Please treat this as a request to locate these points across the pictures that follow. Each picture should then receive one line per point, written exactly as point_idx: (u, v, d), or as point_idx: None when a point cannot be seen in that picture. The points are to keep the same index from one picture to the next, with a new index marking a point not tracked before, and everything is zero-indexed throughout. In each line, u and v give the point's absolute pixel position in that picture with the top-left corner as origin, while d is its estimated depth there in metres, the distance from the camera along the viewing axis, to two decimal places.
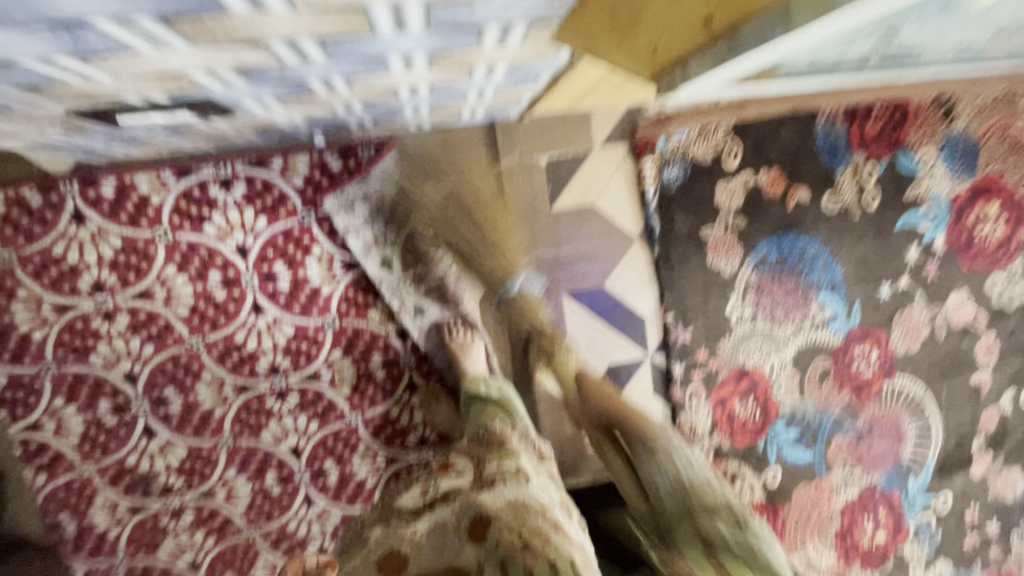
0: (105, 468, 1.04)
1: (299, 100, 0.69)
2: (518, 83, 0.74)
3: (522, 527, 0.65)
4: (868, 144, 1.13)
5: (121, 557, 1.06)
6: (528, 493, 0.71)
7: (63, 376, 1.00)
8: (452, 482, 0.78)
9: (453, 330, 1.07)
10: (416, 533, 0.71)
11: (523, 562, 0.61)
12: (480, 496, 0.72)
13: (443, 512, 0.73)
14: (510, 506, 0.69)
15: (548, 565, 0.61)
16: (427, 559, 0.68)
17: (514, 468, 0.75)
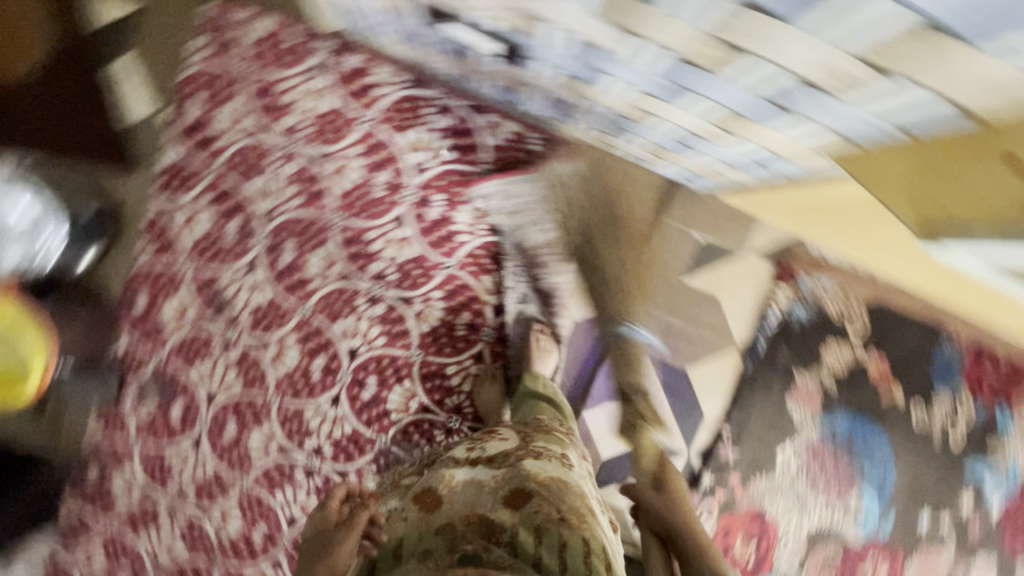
0: (200, 273, 1.12)
1: (572, 83, 0.78)
2: (746, 167, 0.81)
3: (561, 504, 0.70)
4: (977, 385, 1.15)
5: (161, 354, 1.14)
6: (569, 476, 0.75)
7: (220, 183, 1.10)
8: (497, 446, 0.79)
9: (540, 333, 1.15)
10: (455, 479, 0.76)
11: (558, 534, 0.66)
12: (522, 462, 0.74)
13: (482, 471, 0.76)
14: (550, 482, 0.72)
15: (582, 541, 0.67)
16: (460, 506, 0.72)
17: (559, 450, 0.78)
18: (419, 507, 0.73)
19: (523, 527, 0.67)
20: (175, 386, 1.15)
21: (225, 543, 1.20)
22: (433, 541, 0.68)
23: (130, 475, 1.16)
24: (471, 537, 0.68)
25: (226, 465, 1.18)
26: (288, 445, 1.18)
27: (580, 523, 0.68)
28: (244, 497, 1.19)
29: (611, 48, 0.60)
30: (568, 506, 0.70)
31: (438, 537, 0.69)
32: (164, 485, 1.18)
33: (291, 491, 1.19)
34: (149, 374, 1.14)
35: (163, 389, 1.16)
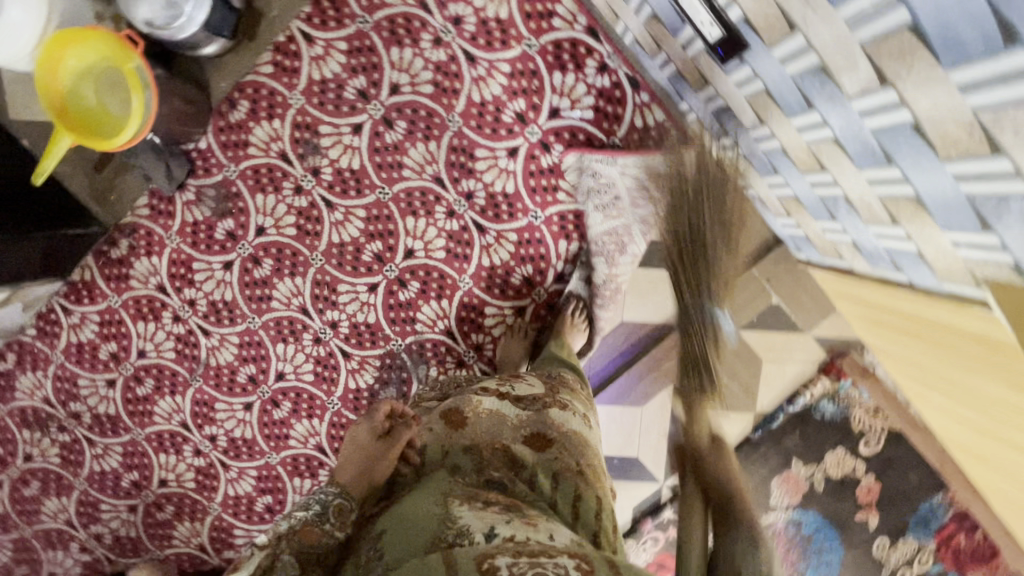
0: (306, 112, 1.11)
1: (763, 103, 0.76)
2: (875, 255, 0.81)
3: (580, 458, 0.72)
4: (947, 547, 1.16)
5: (235, 169, 1.14)
6: (588, 435, 0.77)
7: (364, 37, 1.08)
8: (526, 389, 0.80)
9: (576, 310, 1.12)
10: (481, 405, 0.76)
11: (575, 483, 0.68)
12: (549, 410, 0.77)
13: (509, 408, 0.77)
14: (573, 436, 0.74)
15: (595, 499, 0.68)
16: (484, 433, 0.73)
17: (582, 412, 0.80)
18: (445, 423, 0.74)
19: (542, 469, 0.69)
20: (232, 205, 1.15)
21: (212, 367, 1.22)
22: (462, 459, 0.70)
23: (154, 264, 1.18)
24: (500, 464, 0.69)
25: (244, 299, 1.19)
26: (309, 308, 1.19)
27: (594, 481, 0.70)
28: (246, 334, 1.20)
29: (844, 86, 0.59)
30: (590, 475, 0.71)
31: (465, 455, 0.70)
32: (180, 289, 1.19)
33: (292, 349, 1.20)
34: (213, 183, 1.15)
35: (220, 202, 1.15)
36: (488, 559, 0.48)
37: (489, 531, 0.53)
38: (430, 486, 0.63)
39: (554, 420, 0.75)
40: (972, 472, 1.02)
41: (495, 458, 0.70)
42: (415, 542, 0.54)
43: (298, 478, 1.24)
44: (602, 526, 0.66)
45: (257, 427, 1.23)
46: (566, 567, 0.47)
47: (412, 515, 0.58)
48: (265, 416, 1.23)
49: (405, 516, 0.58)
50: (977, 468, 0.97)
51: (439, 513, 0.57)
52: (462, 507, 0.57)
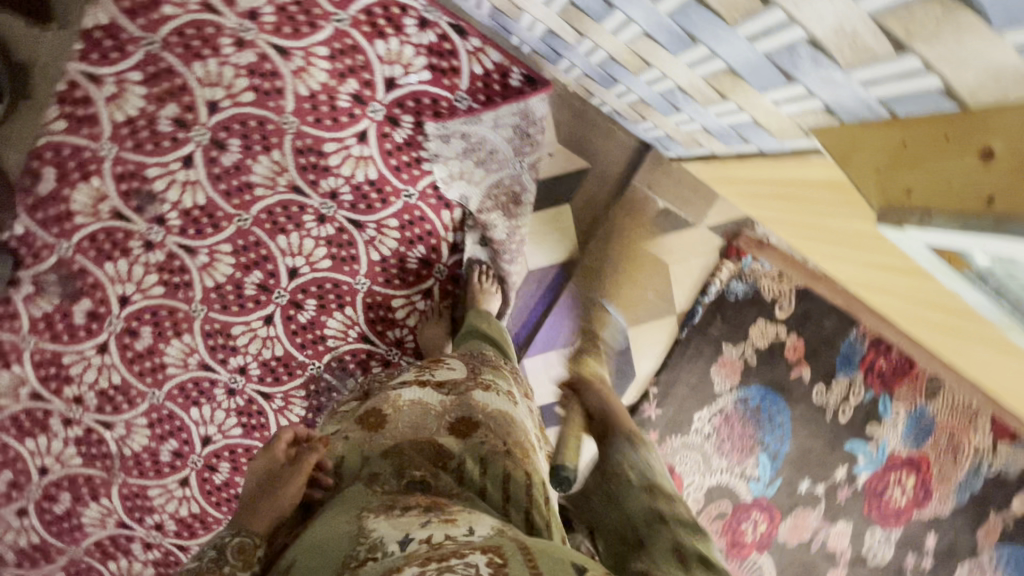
0: (123, 160, 0.99)
1: (576, 17, 0.75)
2: (724, 135, 0.83)
3: (507, 437, 0.71)
4: (871, 373, 1.29)
5: (68, 244, 1.01)
6: (515, 413, 0.77)
7: (156, 59, 0.96)
8: (447, 373, 0.79)
9: (482, 275, 1.10)
10: (401, 399, 0.75)
11: (504, 464, 0.68)
12: (472, 393, 0.75)
13: (432, 395, 0.75)
14: (499, 414, 0.74)
15: (525, 474, 0.68)
16: (406, 428, 0.71)
17: (504, 387, 0.80)
18: (362, 427, 0.72)
19: (469, 457, 0.68)
20: (81, 284, 1.03)
21: (129, 457, 1.12)
22: (380, 464, 0.67)
23: (20, 373, 1.05)
24: (420, 462, 0.67)
25: (135, 377, 1.09)
26: (211, 362, 1.10)
27: (523, 457, 0.70)
28: (153, 411, 1.11)
29: None
30: (519, 451, 0.70)
31: (384, 461, 0.68)
32: (59, 390, 1.07)
33: (208, 409, 1.12)
34: (49, 267, 1.02)
35: (65, 284, 1.03)
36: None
37: (403, 537, 0.52)
38: (344, 505, 0.61)
39: (477, 403, 0.74)
40: (879, 304, 1.10)
41: (420, 448, 0.68)
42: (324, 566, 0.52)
43: None
44: (535, 499, 0.66)
45: (202, 497, 1.15)
46: (477, 563, 0.45)
47: (322, 540, 0.55)
48: (205, 487, 1.14)
49: (319, 537, 0.56)
50: (878, 297, 1.04)
51: (351, 528, 0.56)
52: (375, 518, 0.56)
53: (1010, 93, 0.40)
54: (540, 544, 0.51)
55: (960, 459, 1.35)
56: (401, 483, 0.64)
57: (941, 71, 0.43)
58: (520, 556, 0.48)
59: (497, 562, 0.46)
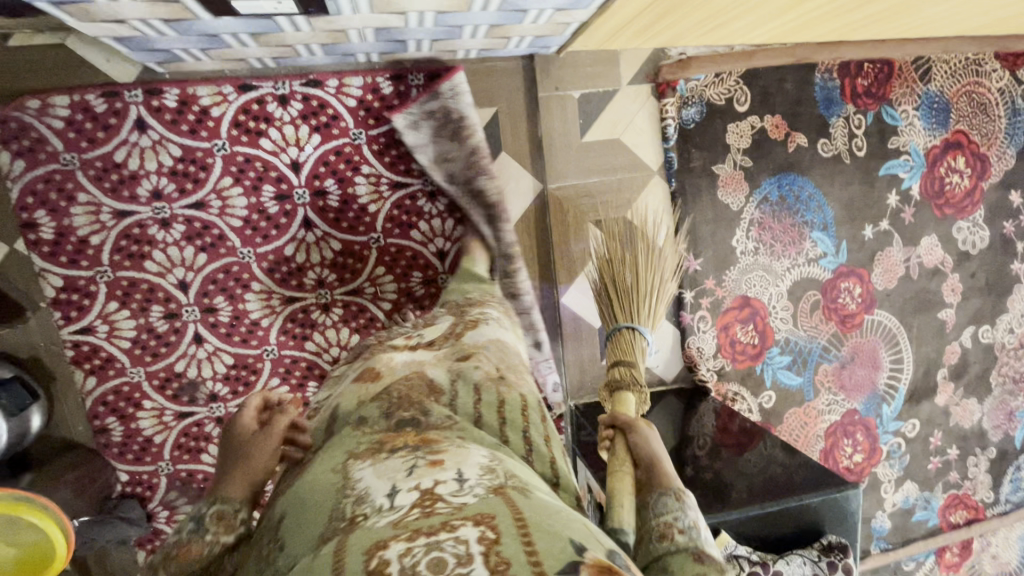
0: (153, 373, 1.09)
1: (385, 4, 0.77)
2: (575, 3, 0.84)
3: (500, 363, 0.77)
4: (858, 97, 1.26)
5: (165, 462, 1.12)
6: (505, 337, 0.83)
7: (117, 282, 1.04)
8: (436, 330, 0.84)
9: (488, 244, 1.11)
10: (394, 361, 0.77)
11: (497, 391, 0.72)
12: (461, 338, 0.81)
13: (425, 353, 0.79)
14: (491, 345, 0.80)
15: (519, 397, 0.73)
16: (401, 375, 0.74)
17: (493, 319, 0.86)
18: (359, 383, 0.74)
19: (462, 387, 0.72)
20: (196, 484, 1.13)
21: None
22: (369, 409, 0.68)
23: None
24: (407, 405, 0.68)
25: None
26: None
27: (516, 380, 0.76)
28: None
29: None
30: (515, 377, 0.76)
31: (373, 405, 0.69)
32: None
33: None
34: (165, 488, 1.12)
35: (186, 493, 1.13)
36: (378, 550, 0.46)
37: (390, 491, 0.54)
38: (332, 450, 0.64)
39: (464, 343, 0.80)
40: (816, 37, 1.07)
41: (413, 393, 0.70)
42: (318, 519, 0.54)
43: None
44: (529, 419, 0.71)
45: None
46: (468, 540, 0.46)
47: (312, 496, 0.57)
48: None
49: (306, 495, 0.57)
50: (799, 34, 1.05)
51: (339, 480, 0.57)
52: (362, 466, 0.58)
53: None
54: (533, 512, 0.50)
55: (991, 112, 1.32)
56: (387, 428, 0.65)
57: None
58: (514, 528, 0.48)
59: (489, 536, 0.46)
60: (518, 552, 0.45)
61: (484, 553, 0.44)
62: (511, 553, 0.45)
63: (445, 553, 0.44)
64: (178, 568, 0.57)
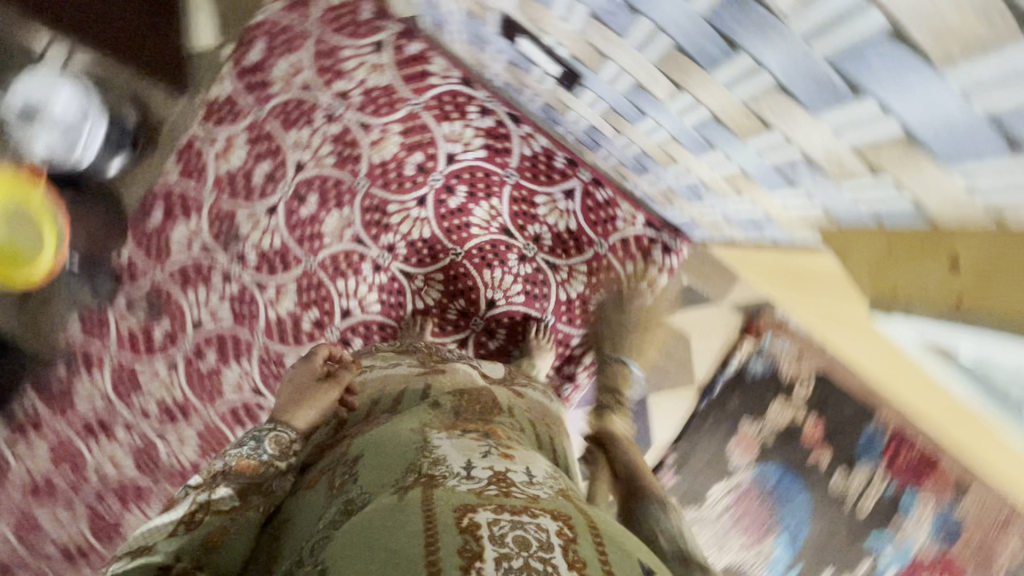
0: (218, 205, 1.17)
1: (613, 118, 0.89)
2: (740, 223, 0.93)
3: (547, 423, 0.88)
4: (891, 464, 1.24)
5: (161, 271, 1.17)
6: (553, 408, 0.94)
7: (260, 124, 1.15)
8: (497, 372, 0.99)
9: (539, 332, 1.24)
10: (460, 365, 0.96)
11: (542, 436, 0.82)
12: (521, 386, 0.95)
13: (489, 371, 0.97)
14: (537, 405, 0.91)
15: (554, 446, 0.82)
16: (463, 380, 0.91)
17: (541, 388, 0.97)
18: (431, 371, 0.92)
19: (517, 413, 0.84)
20: (165, 307, 1.18)
21: (173, 475, 1.19)
22: (442, 400, 0.82)
23: (96, 382, 1.17)
24: (474, 410, 0.81)
25: (196, 395, 1.21)
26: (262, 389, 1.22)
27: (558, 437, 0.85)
28: (204, 431, 1.21)
29: (657, 96, 0.70)
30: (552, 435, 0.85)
31: (448, 397, 0.84)
32: (128, 401, 1.18)
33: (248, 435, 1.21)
34: (143, 289, 1.16)
35: (152, 306, 1.18)
36: (468, 511, 0.52)
37: (466, 463, 0.62)
38: (407, 417, 0.76)
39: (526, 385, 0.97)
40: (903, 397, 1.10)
41: (480, 401, 0.84)
42: (395, 466, 0.63)
43: None
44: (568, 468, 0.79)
45: None
46: (548, 528, 0.51)
47: (389, 447, 0.67)
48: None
49: (387, 444, 0.68)
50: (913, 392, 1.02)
51: (417, 439, 0.68)
52: (439, 438, 0.68)
53: (968, 219, 0.49)
54: (607, 528, 0.55)
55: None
56: (455, 417, 0.77)
57: (908, 190, 0.51)
58: (591, 536, 0.53)
59: (567, 534, 0.51)
60: (594, 560, 0.50)
61: (565, 546, 0.50)
62: (586, 555, 0.50)
63: (529, 534, 0.50)
64: (237, 479, 0.64)
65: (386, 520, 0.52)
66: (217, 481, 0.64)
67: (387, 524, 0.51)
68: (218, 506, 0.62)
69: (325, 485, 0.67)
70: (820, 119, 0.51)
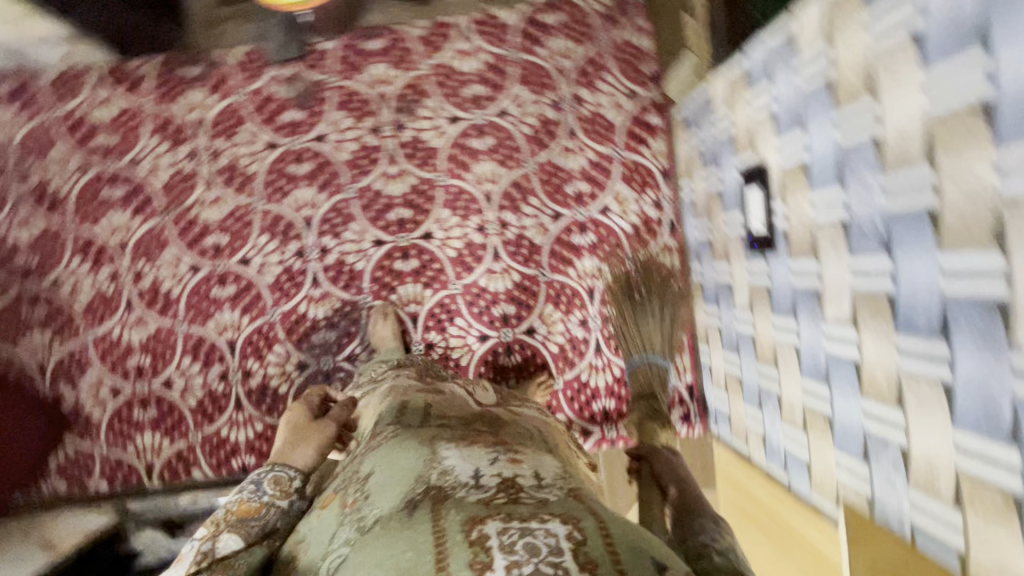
0: (420, 77, 1.22)
1: (759, 296, 0.96)
2: (771, 450, 0.98)
3: (557, 442, 0.91)
4: None
5: (333, 79, 1.21)
6: (560, 428, 0.99)
7: (502, 62, 1.22)
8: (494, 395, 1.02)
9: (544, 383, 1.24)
10: (457, 389, 1.01)
11: (543, 441, 0.86)
12: (527, 412, 0.99)
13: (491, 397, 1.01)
14: (542, 424, 0.95)
15: (562, 453, 0.87)
16: (456, 400, 0.94)
17: (534, 408, 1.01)
18: (427, 389, 0.97)
19: (522, 425, 0.88)
20: (312, 104, 1.21)
21: (186, 215, 1.21)
22: (447, 415, 0.87)
23: (208, 102, 1.20)
24: (481, 423, 0.85)
25: (263, 181, 1.22)
26: (312, 223, 1.23)
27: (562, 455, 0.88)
28: (240, 208, 1.22)
29: (826, 311, 0.77)
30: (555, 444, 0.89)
31: (456, 416, 0.88)
32: (214, 136, 1.21)
33: (273, 245, 1.22)
34: (309, 78, 1.21)
35: (304, 95, 1.21)
36: (477, 523, 0.58)
37: (474, 472, 0.68)
38: (415, 430, 0.80)
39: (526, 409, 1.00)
40: None
41: (479, 416, 0.88)
42: (405, 480, 0.69)
43: (188, 360, 1.22)
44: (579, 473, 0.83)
45: (188, 293, 1.22)
46: (557, 534, 0.55)
47: (395, 469, 0.72)
48: (236, 287, 1.22)
49: (395, 461, 0.74)
50: None
51: (428, 450, 0.73)
52: (452, 449, 0.73)
53: None
54: (615, 523, 0.58)
55: None
56: (466, 429, 0.81)
57: (971, 529, 0.57)
58: (598, 532, 0.55)
59: (576, 537, 0.54)
60: (604, 559, 0.52)
61: (575, 550, 0.53)
62: (595, 556, 0.53)
63: (538, 540, 0.54)
64: (241, 518, 0.76)
65: (397, 536, 0.59)
66: (221, 531, 0.74)
67: (395, 543, 0.57)
68: (227, 554, 0.70)
69: (338, 505, 0.74)
70: (954, 429, 0.58)
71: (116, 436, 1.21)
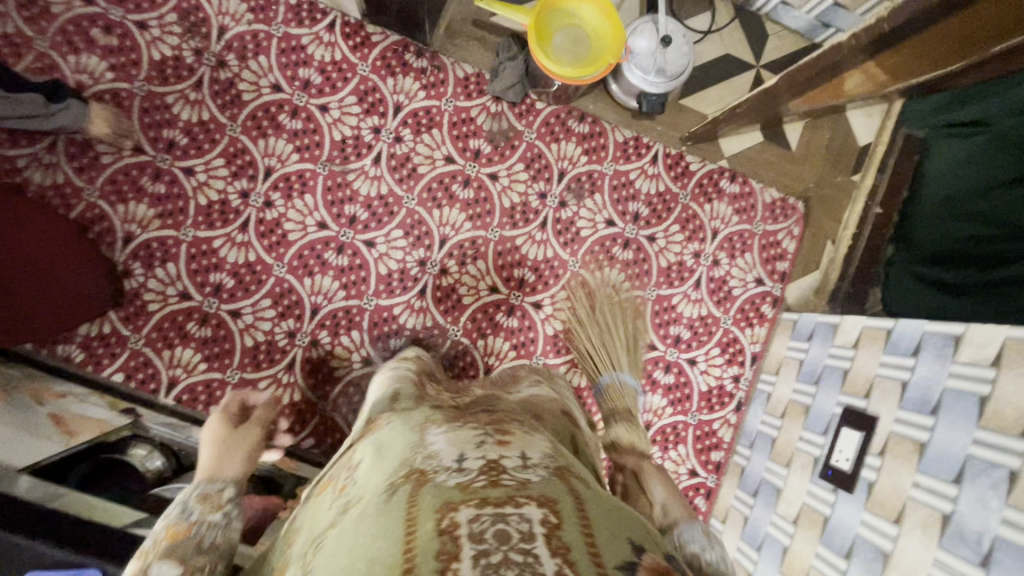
0: (602, 174, 1.31)
1: (808, 517, 1.05)
2: None
3: (551, 414, 0.83)
4: None
5: (532, 135, 1.29)
6: (561, 403, 0.90)
7: (673, 199, 1.34)
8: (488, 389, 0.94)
9: None
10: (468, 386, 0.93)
11: (540, 421, 0.78)
12: (520, 392, 0.91)
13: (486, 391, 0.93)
14: (543, 402, 0.87)
15: (564, 433, 0.80)
16: (442, 394, 0.84)
17: (537, 386, 0.93)
18: (413, 374, 0.87)
19: (518, 409, 0.80)
20: (503, 145, 1.28)
21: (341, 176, 1.22)
22: (434, 401, 0.77)
23: (416, 94, 1.25)
24: (470, 409, 0.76)
25: (426, 184, 1.25)
26: (447, 243, 1.26)
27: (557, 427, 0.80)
28: (392, 195, 1.24)
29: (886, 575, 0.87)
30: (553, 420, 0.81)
31: (447, 403, 0.78)
32: (405, 124, 1.25)
33: (402, 242, 1.24)
34: (513, 123, 1.28)
35: (501, 134, 1.28)
36: (449, 510, 0.51)
37: (458, 457, 0.60)
38: (402, 416, 0.71)
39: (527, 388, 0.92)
40: None
41: (479, 405, 0.79)
42: (383, 468, 0.60)
43: (267, 302, 1.19)
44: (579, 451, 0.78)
45: (303, 242, 1.21)
46: (532, 518, 0.51)
47: (388, 450, 0.63)
48: (350, 261, 1.22)
49: (384, 447, 0.64)
50: None
51: (417, 436, 0.64)
52: (436, 433, 0.65)
53: None
54: (594, 509, 0.55)
55: None
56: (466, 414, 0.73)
57: None
58: (574, 517, 0.52)
59: (551, 520, 0.51)
60: (578, 542, 0.49)
61: (546, 534, 0.49)
62: (569, 538, 0.49)
63: (509, 527, 0.49)
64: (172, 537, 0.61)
65: (367, 530, 0.51)
66: (152, 562, 0.58)
67: (370, 536, 0.50)
68: None
69: (331, 494, 0.64)
70: None
71: (158, 337, 1.16)
